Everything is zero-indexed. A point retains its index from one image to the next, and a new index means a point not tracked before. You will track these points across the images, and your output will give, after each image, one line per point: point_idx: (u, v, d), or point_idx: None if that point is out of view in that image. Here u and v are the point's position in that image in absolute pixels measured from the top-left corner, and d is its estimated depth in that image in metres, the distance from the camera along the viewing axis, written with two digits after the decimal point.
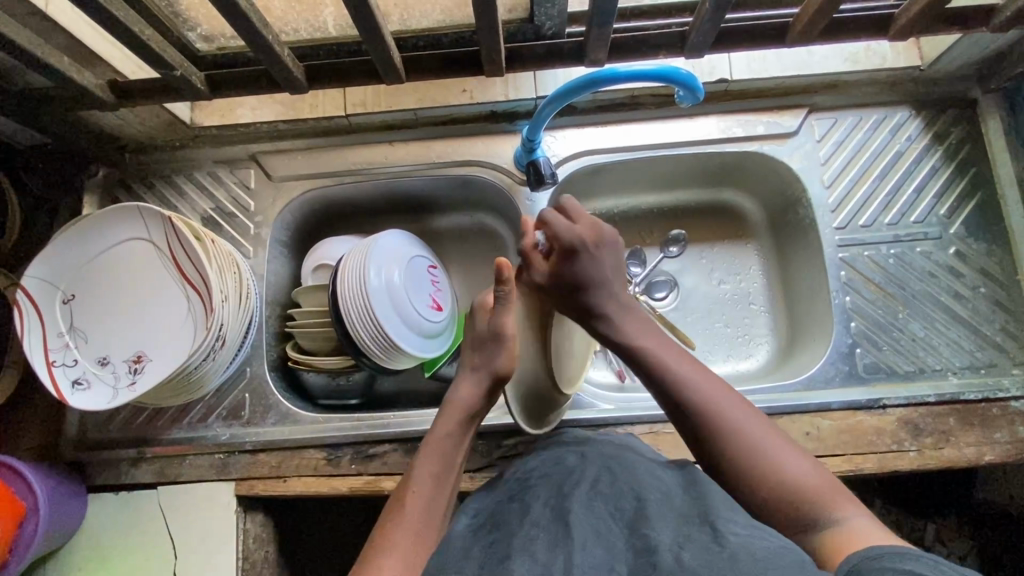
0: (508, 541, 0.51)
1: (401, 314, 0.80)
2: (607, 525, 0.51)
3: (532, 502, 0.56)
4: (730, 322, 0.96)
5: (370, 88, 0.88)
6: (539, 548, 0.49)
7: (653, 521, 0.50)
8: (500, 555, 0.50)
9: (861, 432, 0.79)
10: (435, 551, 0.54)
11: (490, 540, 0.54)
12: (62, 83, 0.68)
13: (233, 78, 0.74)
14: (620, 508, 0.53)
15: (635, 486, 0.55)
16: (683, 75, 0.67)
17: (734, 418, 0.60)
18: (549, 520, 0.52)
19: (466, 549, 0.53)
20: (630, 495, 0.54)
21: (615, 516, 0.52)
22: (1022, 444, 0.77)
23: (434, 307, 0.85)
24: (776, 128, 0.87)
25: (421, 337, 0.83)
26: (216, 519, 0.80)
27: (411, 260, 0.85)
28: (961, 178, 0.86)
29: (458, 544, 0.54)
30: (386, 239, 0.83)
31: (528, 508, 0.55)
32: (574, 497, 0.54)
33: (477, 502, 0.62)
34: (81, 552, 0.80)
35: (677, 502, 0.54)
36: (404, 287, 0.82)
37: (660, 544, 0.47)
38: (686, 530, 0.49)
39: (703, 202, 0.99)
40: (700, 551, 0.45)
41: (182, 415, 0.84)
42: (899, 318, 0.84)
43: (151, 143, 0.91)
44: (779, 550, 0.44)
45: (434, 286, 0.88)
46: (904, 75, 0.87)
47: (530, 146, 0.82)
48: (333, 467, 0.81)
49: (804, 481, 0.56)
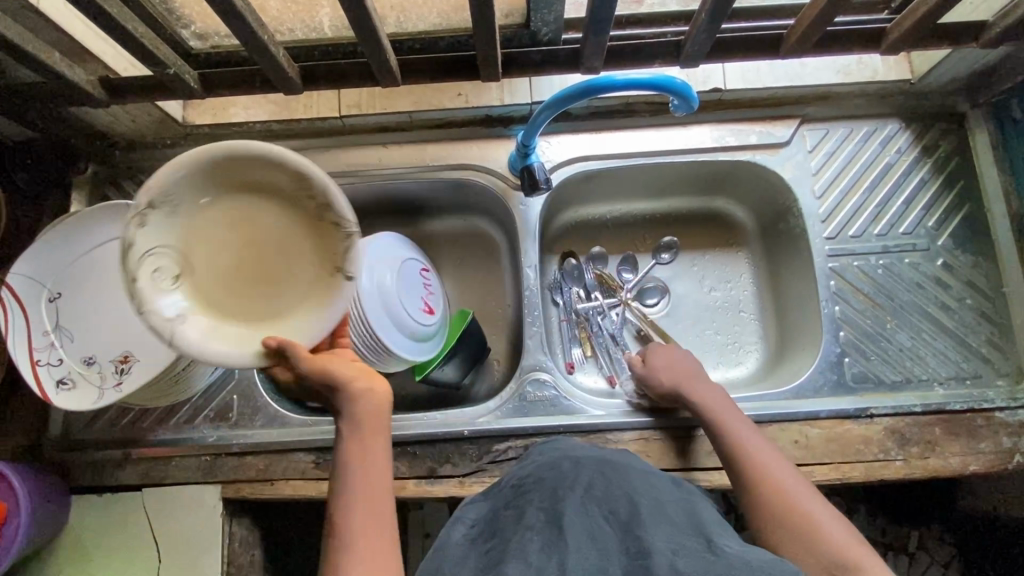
0: (504, 545, 0.51)
1: (398, 318, 0.80)
2: (601, 528, 0.51)
3: (527, 506, 0.55)
4: (720, 330, 0.96)
5: (365, 89, 0.88)
6: (533, 551, 0.49)
7: (647, 525, 0.50)
8: (495, 559, 0.50)
9: (849, 441, 0.79)
10: (428, 556, 0.55)
11: (483, 544, 0.54)
12: (53, 80, 0.67)
13: (227, 76, 0.73)
14: (613, 511, 0.53)
15: (628, 490, 0.55)
16: (678, 83, 0.67)
17: (795, 485, 0.65)
18: (543, 523, 0.52)
19: (461, 556, 0.53)
20: (624, 499, 0.54)
21: (609, 519, 0.52)
22: (1006, 455, 0.78)
23: (433, 312, 0.86)
24: (768, 138, 0.88)
25: (418, 343, 0.83)
26: (203, 522, 0.79)
27: (407, 263, 0.85)
28: (949, 192, 0.87)
29: (455, 552, 0.54)
30: (377, 241, 0.83)
31: (521, 512, 0.55)
32: (568, 500, 0.53)
33: (473, 508, 0.62)
34: (63, 555, 0.79)
35: (669, 509, 0.54)
36: (398, 293, 0.81)
37: (654, 549, 0.47)
38: (680, 538, 0.49)
39: (694, 210, 1.00)
40: (694, 559, 0.46)
41: (169, 416, 0.83)
42: (887, 329, 0.85)
43: (142, 141, 0.90)
44: (776, 565, 0.45)
45: (431, 290, 0.88)
46: (894, 88, 0.88)
47: (525, 150, 0.82)
48: (321, 470, 0.81)
49: (838, 536, 0.59)
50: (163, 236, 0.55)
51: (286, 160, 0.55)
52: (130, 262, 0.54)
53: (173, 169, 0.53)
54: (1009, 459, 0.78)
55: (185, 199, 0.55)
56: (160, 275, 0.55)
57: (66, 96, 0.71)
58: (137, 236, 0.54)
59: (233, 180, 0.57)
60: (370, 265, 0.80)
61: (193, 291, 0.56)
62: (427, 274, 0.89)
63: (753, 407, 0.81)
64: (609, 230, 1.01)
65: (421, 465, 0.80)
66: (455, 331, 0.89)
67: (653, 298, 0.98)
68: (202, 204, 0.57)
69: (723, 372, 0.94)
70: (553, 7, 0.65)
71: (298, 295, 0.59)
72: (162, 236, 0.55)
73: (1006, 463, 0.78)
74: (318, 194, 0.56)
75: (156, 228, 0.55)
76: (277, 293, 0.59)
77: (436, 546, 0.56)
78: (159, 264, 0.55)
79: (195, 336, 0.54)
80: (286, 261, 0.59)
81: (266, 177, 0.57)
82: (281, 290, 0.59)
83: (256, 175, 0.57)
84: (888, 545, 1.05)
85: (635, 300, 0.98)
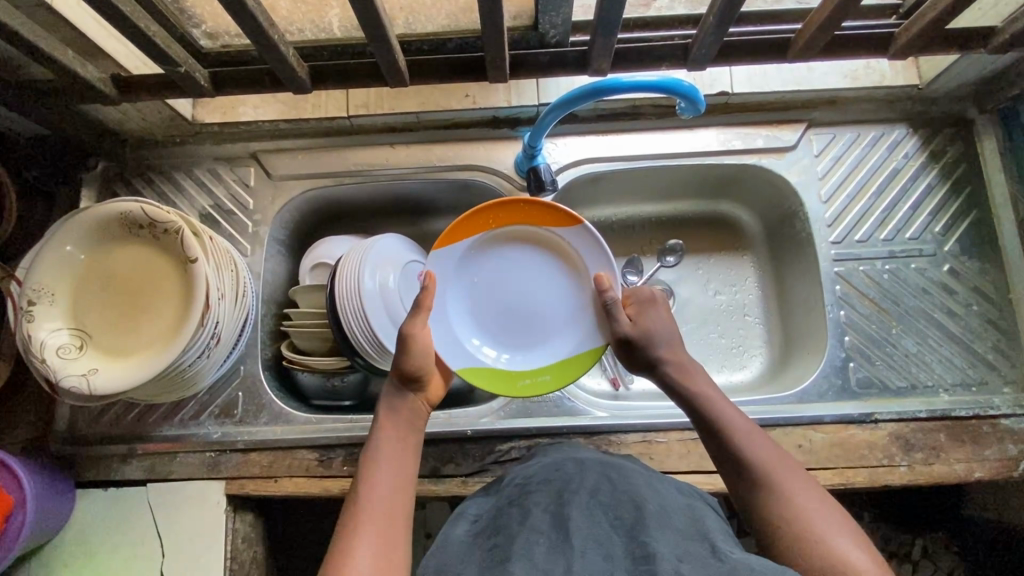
0: (507, 544, 0.52)
1: (542, 381, 0.76)
2: (607, 534, 0.51)
3: (532, 506, 0.56)
4: (724, 332, 0.96)
5: (372, 90, 0.88)
6: (539, 552, 0.49)
7: (652, 530, 0.50)
8: (500, 559, 0.50)
9: (853, 446, 0.79)
10: (430, 550, 0.55)
11: (487, 541, 0.54)
12: (65, 76, 0.68)
13: (236, 76, 0.74)
14: (618, 518, 0.53)
15: (634, 496, 0.56)
16: (685, 86, 0.67)
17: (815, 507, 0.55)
18: (549, 525, 0.52)
19: (464, 553, 0.53)
20: (629, 504, 0.55)
21: (615, 525, 0.53)
22: (1011, 462, 0.78)
23: (479, 288, 0.76)
24: (775, 142, 0.88)
25: (462, 343, 0.75)
26: (206, 518, 0.80)
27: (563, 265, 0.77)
28: (956, 197, 0.87)
29: (457, 546, 0.55)
30: (590, 251, 0.75)
31: (527, 511, 0.55)
32: (574, 504, 0.54)
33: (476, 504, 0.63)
34: (67, 549, 0.79)
35: (674, 514, 0.55)
36: (541, 331, 0.77)
37: (659, 555, 0.47)
38: (685, 545, 0.49)
39: (700, 213, 1.00)
40: (698, 565, 0.46)
41: (174, 412, 0.83)
42: (892, 334, 0.84)
43: (151, 139, 0.90)
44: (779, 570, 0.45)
45: (515, 243, 0.77)
46: (903, 94, 0.87)
47: (532, 152, 0.82)
48: (324, 468, 0.81)
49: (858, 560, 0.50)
50: (56, 320, 0.71)
51: (122, 209, 0.73)
52: (59, 349, 0.70)
53: (40, 260, 0.71)
54: (1014, 468, 0.78)
55: (52, 286, 0.72)
56: (66, 350, 0.70)
57: (78, 94, 0.71)
58: (30, 330, 0.69)
59: (91, 238, 0.74)
60: (572, 321, 0.77)
61: (113, 346, 0.73)
62: (555, 218, 0.74)
63: (756, 411, 0.80)
64: (614, 232, 1.01)
65: (424, 464, 0.80)
66: (468, 231, 0.74)
67: None
68: (62, 274, 0.73)
69: (727, 375, 0.94)
70: (561, 9, 0.65)
71: (169, 316, 0.74)
72: (81, 317, 0.73)
73: (1011, 470, 0.77)
74: (141, 221, 0.73)
75: (42, 319, 0.70)
76: (159, 311, 0.74)
77: (442, 538, 0.57)
78: (61, 341, 0.71)
79: (111, 378, 0.69)
80: (143, 288, 0.75)
81: (60, 241, 0.72)
82: (161, 310, 0.75)
83: (114, 229, 0.74)
84: (892, 554, 1.05)
85: None
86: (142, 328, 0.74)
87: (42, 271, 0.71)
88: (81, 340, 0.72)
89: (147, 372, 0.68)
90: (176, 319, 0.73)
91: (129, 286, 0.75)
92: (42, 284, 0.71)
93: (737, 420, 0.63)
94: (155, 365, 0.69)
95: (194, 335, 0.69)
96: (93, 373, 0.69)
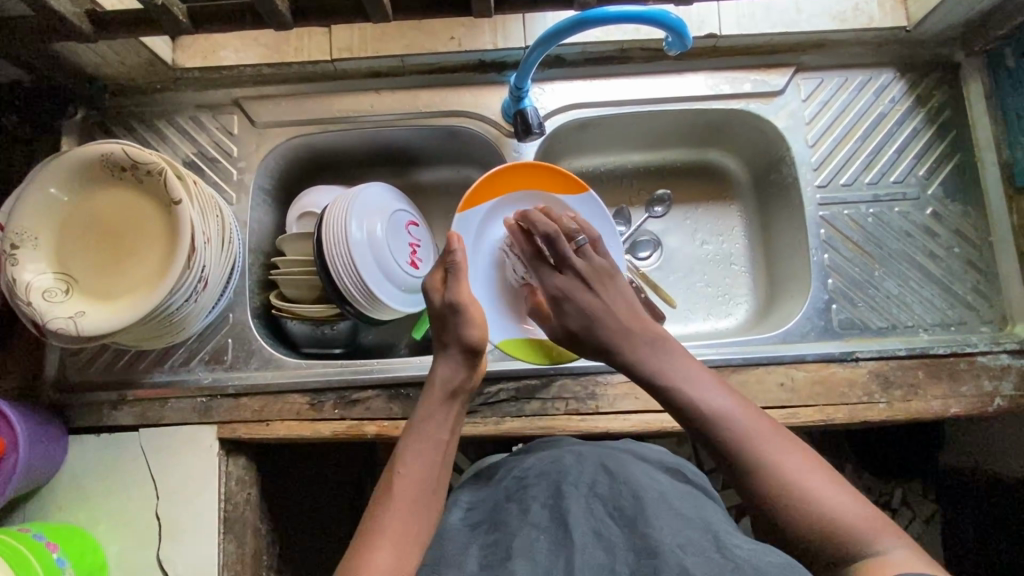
0: (508, 542, 0.56)
1: None
2: (607, 527, 0.56)
3: (531, 502, 0.60)
4: (711, 281, 0.97)
5: (357, 31, 0.86)
6: (542, 551, 0.54)
7: (652, 521, 0.55)
8: (502, 557, 0.55)
9: (834, 384, 0.80)
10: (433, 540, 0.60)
11: (486, 536, 0.59)
12: (39, 9, 0.66)
13: (214, 13, 0.72)
14: (620, 510, 0.58)
15: (632, 486, 0.60)
16: (672, 19, 0.67)
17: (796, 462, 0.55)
18: (549, 524, 0.57)
19: (465, 549, 0.58)
20: (627, 494, 0.59)
21: (614, 517, 0.57)
22: (986, 398, 0.80)
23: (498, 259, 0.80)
24: (763, 87, 0.88)
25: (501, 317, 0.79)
26: (199, 461, 0.80)
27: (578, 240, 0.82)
28: (941, 140, 0.88)
29: (457, 539, 0.60)
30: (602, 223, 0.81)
31: (526, 508, 0.59)
32: (572, 499, 0.58)
33: (468, 493, 0.67)
34: (62, 493, 0.80)
35: (675, 501, 0.59)
36: None
37: (664, 551, 0.51)
38: (686, 533, 0.54)
39: (688, 162, 1.00)
40: (700, 558, 0.50)
41: (164, 358, 0.84)
42: (875, 276, 0.86)
43: (130, 85, 0.89)
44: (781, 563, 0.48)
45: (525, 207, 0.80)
46: (890, 36, 0.87)
47: (519, 94, 0.81)
48: (316, 412, 0.82)
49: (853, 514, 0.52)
50: (41, 263, 0.71)
51: (102, 150, 0.72)
52: (45, 292, 0.70)
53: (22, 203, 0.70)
54: (989, 403, 0.80)
55: (36, 230, 0.71)
56: (52, 294, 0.70)
57: (54, 30, 0.70)
58: (15, 274, 0.69)
59: (72, 182, 0.73)
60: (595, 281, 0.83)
61: (101, 290, 0.72)
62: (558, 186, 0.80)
63: (739, 351, 0.82)
64: (601, 181, 1.01)
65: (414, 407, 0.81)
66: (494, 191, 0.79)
67: (646, 251, 0.98)
68: (44, 217, 0.72)
69: (713, 323, 0.95)
70: None
71: (155, 261, 0.74)
72: (66, 262, 0.72)
73: (986, 405, 0.80)
74: (122, 163, 0.72)
75: (26, 263, 0.70)
76: (143, 256, 0.74)
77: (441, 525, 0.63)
78: (47, 284, 0.70)
79: (98, 320, 0.69)
80: (128, 233, 0.75)
81: (42, 184, 0.71)
82: (147, 254, 0.74)
83: (95, 173, 0.73)
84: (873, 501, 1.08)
85: (628, 253, 0.98)
86: (128, 273, 0.73)
87: (25, 215, 0.70)
88: (70, 284, 0.71)
89: (133, 317, 0.68)
90: (162, 263, 0.73)
91: (113, 232, 0.75)
92: (27, 227, 0.70)
93: (704, 394, 0.60)
94: (140, 307, 0.69)
95: (180, 282, 0.69)
96: (81, 315, 0.69)
